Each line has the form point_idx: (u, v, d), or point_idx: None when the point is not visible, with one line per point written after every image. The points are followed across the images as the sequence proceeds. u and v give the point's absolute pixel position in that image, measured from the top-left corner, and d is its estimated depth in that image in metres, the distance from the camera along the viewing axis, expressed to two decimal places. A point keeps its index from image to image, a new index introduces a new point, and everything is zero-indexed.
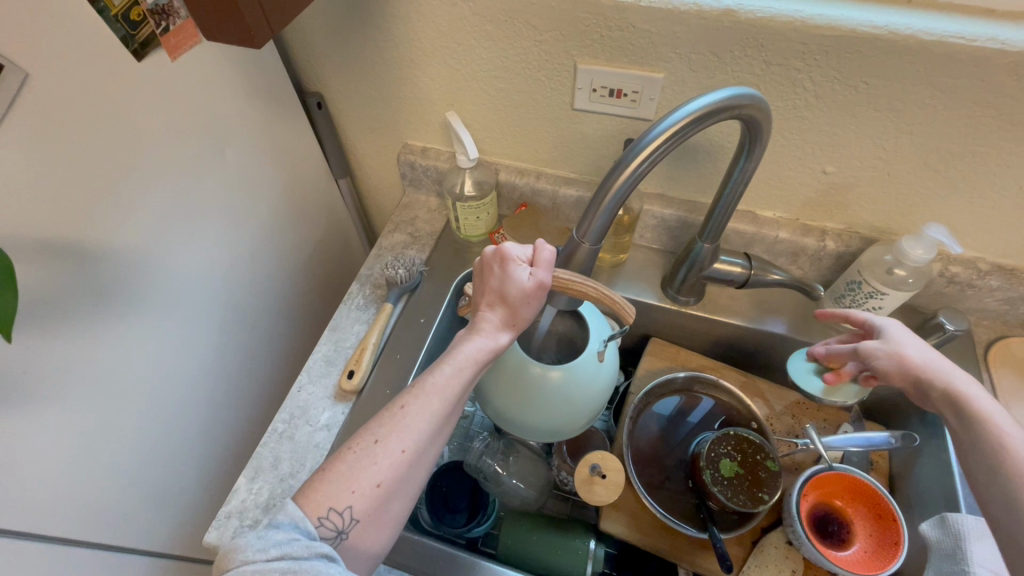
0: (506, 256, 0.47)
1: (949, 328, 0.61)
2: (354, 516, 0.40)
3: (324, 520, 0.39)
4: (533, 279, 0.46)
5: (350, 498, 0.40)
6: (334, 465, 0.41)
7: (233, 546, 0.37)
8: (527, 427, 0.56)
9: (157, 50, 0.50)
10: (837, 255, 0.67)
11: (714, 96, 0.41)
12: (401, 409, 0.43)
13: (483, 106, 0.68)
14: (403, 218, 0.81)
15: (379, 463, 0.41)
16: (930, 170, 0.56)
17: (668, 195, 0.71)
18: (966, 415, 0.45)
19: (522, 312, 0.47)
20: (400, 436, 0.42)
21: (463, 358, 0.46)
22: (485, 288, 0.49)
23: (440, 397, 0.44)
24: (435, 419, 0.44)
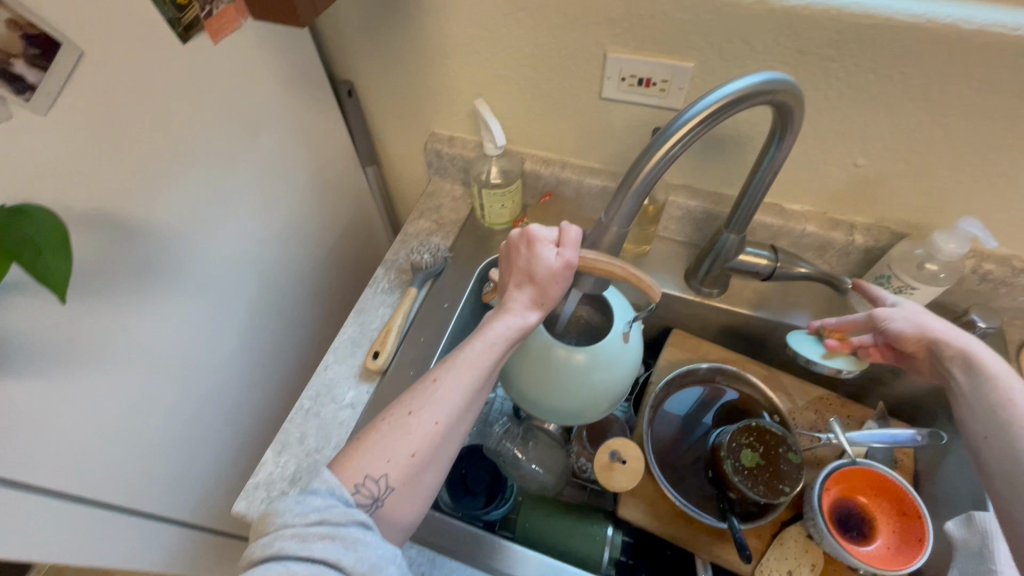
0: (531, 237, 0.48)
1: (980, 325, 0.60)
2: (390, 484, 0.41)
3: (361, 487, 0.41)
4: (560, 258, 0.47)
5: (385, 467, 0.42)
6: (369, 436, 0.43)
7: (272, 510, 0.38)
8: (550, 409, 0.57)
9: (200, 33, 0.52)
10: (866, 250, 0.66)
11: (749, 80, 0.41)
12: (434, 382, 0.45)
13: (511, 95, 0.68)
14: (428, 206, 0.82)
15: (413, 434, 0.43)
16: (965, 164, 0.55)
17: (694, 187, 0.71)
18: (981, 374, 0.48)
19: (550, 292, 0.48)
20: (433, 409, 0.44)
21: (493, 336, 0.47)
22: (513, 269, 0.50)
23: (471, 373, 0.46)
24: (466, 394, 0.45)
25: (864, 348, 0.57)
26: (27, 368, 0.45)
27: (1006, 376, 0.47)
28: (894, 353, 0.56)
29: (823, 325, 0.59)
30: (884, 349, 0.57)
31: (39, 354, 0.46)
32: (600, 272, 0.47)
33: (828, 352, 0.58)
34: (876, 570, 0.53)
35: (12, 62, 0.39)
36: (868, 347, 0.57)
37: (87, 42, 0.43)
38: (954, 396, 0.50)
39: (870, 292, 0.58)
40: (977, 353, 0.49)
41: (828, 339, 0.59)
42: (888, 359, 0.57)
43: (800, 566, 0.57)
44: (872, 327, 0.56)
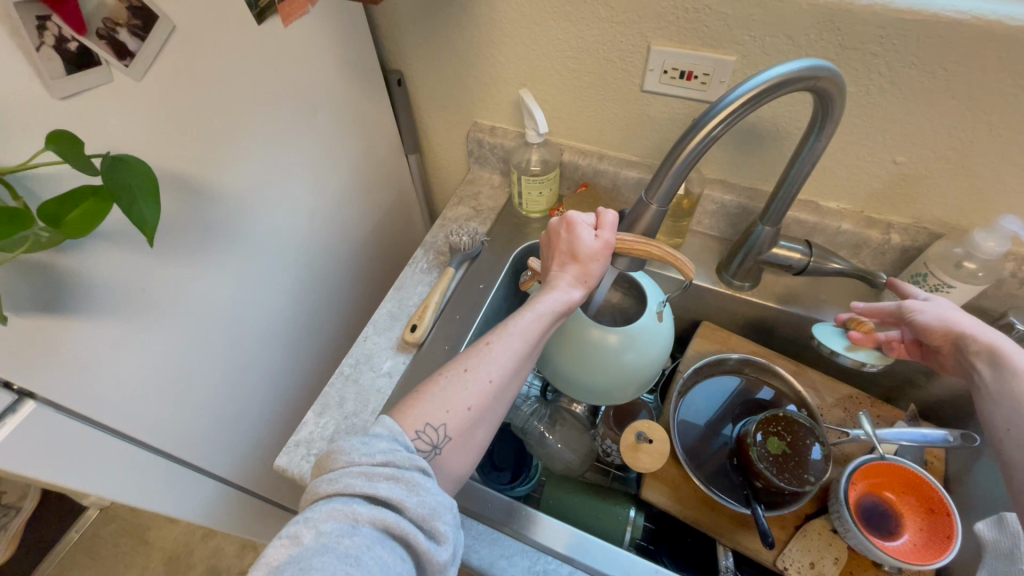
0: (572, 218, 0.51)
1: (1019, 327, 0.60)
2: (447, 434, 0.44)
3: (421, 434, 0.44)
4: (598, 240, 0.49)
5: (444, 418, 0.44)
6: (429, 389, 0.46)
7: (337, 449, 0.41)
8: (583, 388, 0.59)
9: (274, 15, 0.56)
10: (902, 250, 0.66)
11: (790, 66, 0.43)
12: (487, 345, 0.47)
13: (555, 86, 0.71)
14: (467, 193, 0.85)
15: (469, 389, 0.46)
16: (1009, 163, 0.55)
17: (729, 181, 0.72)
18: (1009, 370, 0.48)
19: (591, 270, 0.50)
20: (488, 368, 0.46)
21: (543, 307, 0.49)
22: (554, 251, 0.52)
23: (524, 337, 0.48)
24: (517, 357, 0.47)
25: (889, 343, 0.58)
26: (109, 310, 0.49)
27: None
28: (922, 350, 0.56)
29: (850, 317, 0.60)
30: (910, 345, 0.57)
31: (118, 299, 0.50)
32: (639, 253, 0.49)
33: (851, 343, 0.59)
34: (903, 564, 0.53)
35: (118, 30, 0.43)
36: (893, 342, 0.58)
37: (179, 15, 0.47)
38: (978, 391, 0.50)
39: (901, 288, 0.58)
40: (1005, 349, 0.49)
41: (851, 331, 0.60)
42: (914, 356, 0.57)
43: (822, 558, 0.57)
44: (899, 319, 0.56)
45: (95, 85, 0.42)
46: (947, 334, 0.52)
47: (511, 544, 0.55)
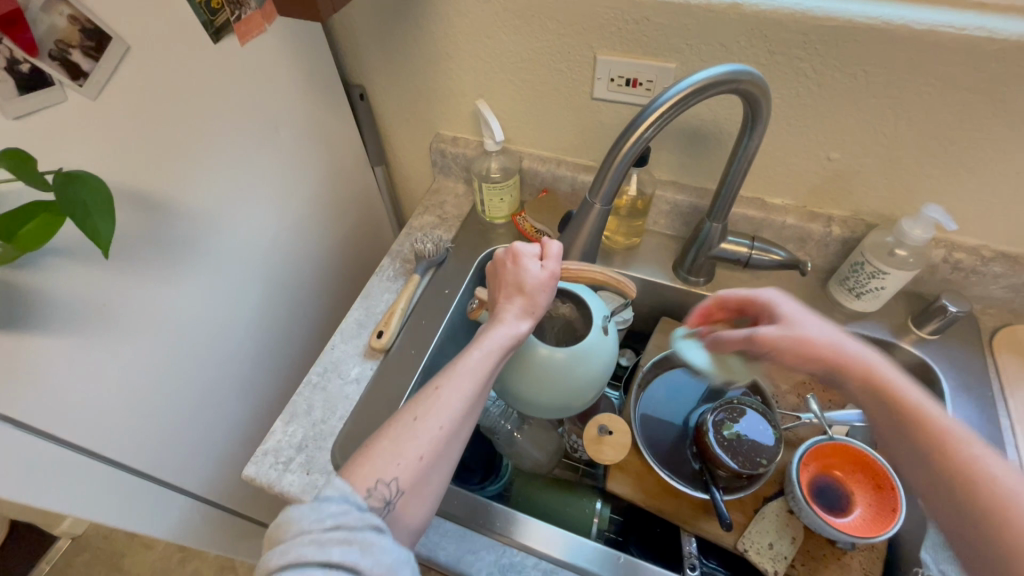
0: (518, 248, 0.55)
1: (950, 310, 0.63)
2: (400, 487, 0.44)
3: (373, 489, 0.43)
4: (544, 270, 0.54)
5: (396, 471, 0.45)
6: (377, 443, 0.46)
7: (286, 518, 0.39)
8: (539, 407, 0.61)
9: (230, 35, 0.58)
10: (843, 241, 0.69)
11: (713, 71, 0.46)
12: (436, 389, 0.49)
13: (511, 96, 0.74)
14: (432, 202, 0.87)
15: (420, 438, 0.47)
16: (931, 156, 0.59)
17: (681, 182, 0.75)
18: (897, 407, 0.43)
19: (538, 301, 0.54)
20: (438, 414, 0.48)
21: (492, 344, 0.51)
22: (501, 283, 0.55)
23: (473, 379, 0.50)
24: (466, 399, 0.49)
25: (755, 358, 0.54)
26: (68, 326, 0.50)
27: (930, 403, 0.42)
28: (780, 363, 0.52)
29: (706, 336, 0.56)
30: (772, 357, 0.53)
31: (78, 315, 0.50)
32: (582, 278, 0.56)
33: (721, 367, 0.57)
34: (852, 538, 0.56)
35: (71, 51, 0.44)
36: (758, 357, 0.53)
37: (133, 37, 0.48)
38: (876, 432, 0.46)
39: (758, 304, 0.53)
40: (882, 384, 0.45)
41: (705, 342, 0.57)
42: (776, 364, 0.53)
43: (780, 538, 0.59)
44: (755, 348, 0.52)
45: (48, 106, 0.44)
46: (842, 362, 0.47)
47: (477, 539, 0.56)
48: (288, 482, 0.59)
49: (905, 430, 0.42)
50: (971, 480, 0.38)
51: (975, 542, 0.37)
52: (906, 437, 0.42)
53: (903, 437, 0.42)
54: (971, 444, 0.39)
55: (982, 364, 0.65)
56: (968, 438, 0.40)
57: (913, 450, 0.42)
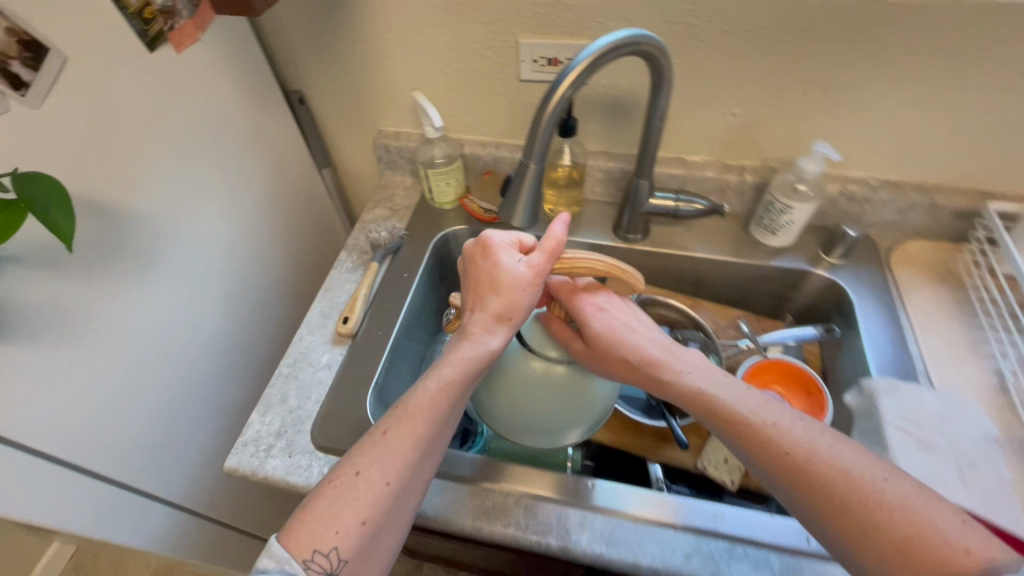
0: (493, 242, 0.56)
1: (849, 235, 0.73)
2: (342, 557, 0.44)
3: (311, 562, 0.43)
4: (524, 265, 0.54)
5: (335, 539, 0.44)
6: (318, 505, 0.45)
7: None
8: (532, 426, 0.60)
9: (165, 44, 0.60)
10: (756, 187, 0.78)
11: (616, 36, 0.52)
12: (382, 437, 0.48)
13: (445, 86, 0.79)
14: (382, 196, 0.90)
15: (363, 497, 0.45)
16: (815, 101, 0.68)
17: (610, 151, 0.82)
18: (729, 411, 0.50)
19: (518, 296, 0.54)
20: (383, 469, 0.47)
21: (448, 377, 0.51)
22: (479, 282, 0.55)
23: (421, 422, 0.49)
24: (414, 447, 0.49)
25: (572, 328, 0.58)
26: (32, 333, 0.50)
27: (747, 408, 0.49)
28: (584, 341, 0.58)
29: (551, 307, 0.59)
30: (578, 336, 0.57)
31: (40, 322, 0.51)
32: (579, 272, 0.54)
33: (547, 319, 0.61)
34: None
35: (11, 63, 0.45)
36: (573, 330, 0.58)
37: (70, 48, 0.50)
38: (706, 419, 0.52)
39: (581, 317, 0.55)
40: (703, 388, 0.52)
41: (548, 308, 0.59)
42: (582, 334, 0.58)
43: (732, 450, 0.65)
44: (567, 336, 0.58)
45: None
46: (713, 398, 0.51)
47: (456, 487, 0.58)
48: (271, 467, 0.61)
49: (784, 461, 0.46)
50: (854, 491, 0.43)
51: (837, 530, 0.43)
52: (783, 466, 0.46)
53: (779, 468, 0.46)
54: (836, 448, 0.46)
55: (883, 279, 0.74)
56: (832, 446, 0.46)
57: (794, 479, 0.45)
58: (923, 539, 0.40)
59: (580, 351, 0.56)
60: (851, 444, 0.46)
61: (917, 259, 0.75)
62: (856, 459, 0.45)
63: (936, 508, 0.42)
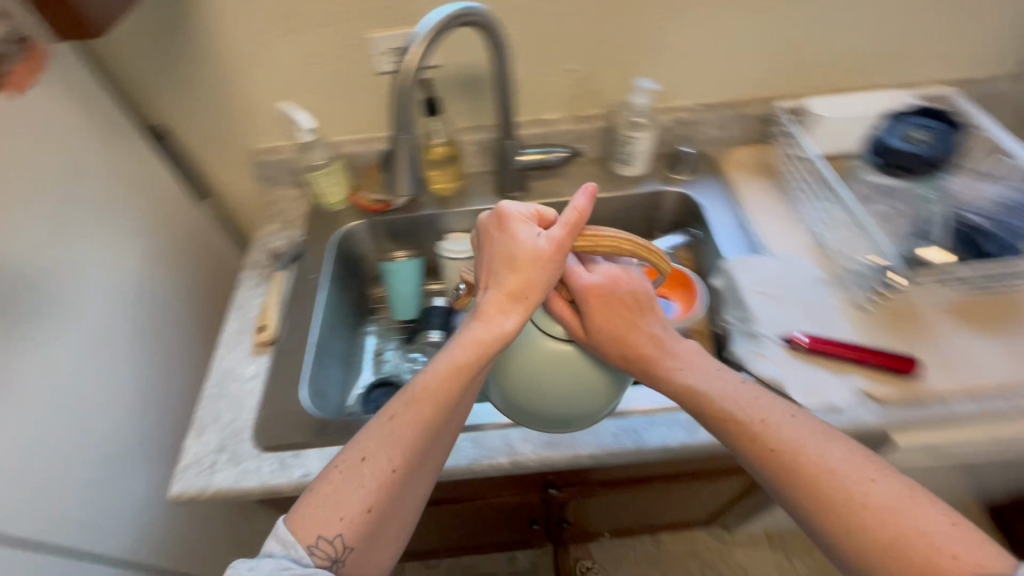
0: (508, 215, 0.55)
1: (685, 153, 0.87)
2: (347, 544, 0.46)
3: (317, 547, 0.45)
4: (543, 239, 0.53)
5: (339, 527, 0.46)
6: (324, 491, 0.48)
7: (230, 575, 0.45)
8: (538, 415, 0.58)
9: (4, 87, 0.58)
10: (606, 130, 0.90)
11: (448, 10, 0.61)
12: (388, 421, 0.50)
13: (308, 92, 0.82)
14: (273, 212, 0.91)
15: (369, 484, 0.48)
16: (631, 47, 0.81)
17: (477, 124, 0.90)
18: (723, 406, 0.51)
19: (534, 271, 0.52)
20: (388, 458, 0.49)
21: (456, 359, 0.51)
22: (496, 257, 0.54)
23: (428, 407, 0.50)
24: (417, 432, 0.50)
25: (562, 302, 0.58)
26: None
27: (739, 407, 0.50)
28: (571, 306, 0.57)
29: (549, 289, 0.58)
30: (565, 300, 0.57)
31: None
32: (604, 248, 0.55)
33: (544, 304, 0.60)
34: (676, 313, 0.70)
35: None
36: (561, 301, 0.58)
37: None
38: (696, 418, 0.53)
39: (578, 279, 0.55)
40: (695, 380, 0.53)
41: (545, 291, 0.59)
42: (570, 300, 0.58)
43: None
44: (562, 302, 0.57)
45: None
46: (703, 397, 0.52)
47: None
48: (220, 479, 0.61)
49: (771, 459, 0.47)
50: (842, 492, 0.43)
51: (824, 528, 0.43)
52: (770, 463, 0.47)
53: (771, 471, 0.47)
54: (825, 448, 0.46)
55: (722, 183, 0.89)
56: (824, 447, 0.46)
57: (784, 474, 0.46)
58: (912, 541, 0.40)
59: (581, 334, 0.55)
60: (844, 445, 0.46)
61: (742, 162, 0.91)
62: (847, 462, 0.45)
63: (929, 512, 0.41)
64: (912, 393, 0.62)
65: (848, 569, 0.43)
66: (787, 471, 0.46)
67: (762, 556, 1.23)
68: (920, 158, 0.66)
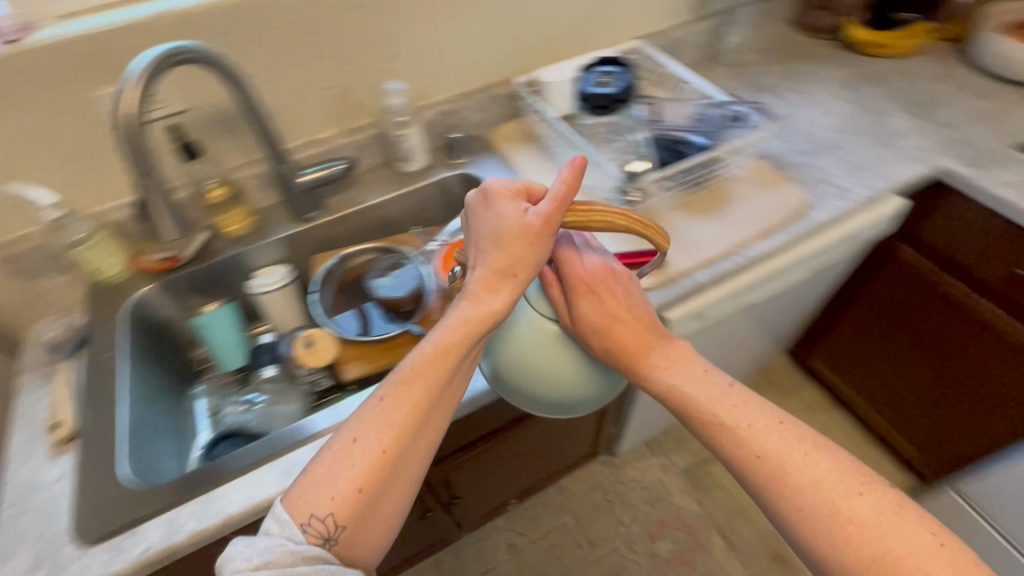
0: (494, 191, 0.58)
1: (455, 140, 0.98)
2: (340, 522, 0.48)
3: (309, 525, 0.47)
4: (532, 215, 0.56)
5: (330, 506, 0.48)
6: (318, 473, 0.50)
7: (226, 557, 0.45)
8: (527, 391, 0.66)
9: None
10: (380, 135, 0.96)
11: (154, 53, 0.64)
12: (379, 401, 0.52)
13: (39, 167, 0.76)
14: (42, 305, 0.82)
15: (357, 459, 0.49)
16: (372, 56, 0.88)
17: (251, 158, 0.90)
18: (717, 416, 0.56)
19: (521, 247, 0.56)
20: (378, 436, 0.50)
21: (444, 332, 0.55)
22: (486, 234, 0.58)
23: (421, 384, 0.53)
24: (406, 409, 0.52)
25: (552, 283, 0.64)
26: None
27: (737, 415, 0.55)
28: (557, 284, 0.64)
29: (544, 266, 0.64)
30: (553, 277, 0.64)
31: None
32: (593, 226, 0.57)
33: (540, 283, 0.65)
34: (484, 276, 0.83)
35: None
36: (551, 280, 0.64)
37: None
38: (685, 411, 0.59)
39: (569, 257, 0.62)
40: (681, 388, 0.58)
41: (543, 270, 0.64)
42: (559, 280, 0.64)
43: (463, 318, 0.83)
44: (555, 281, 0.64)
45: None
46: (690, 398, 0.58)
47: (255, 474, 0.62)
48: None
49: (754, 465, 0.52)
50: (826, 507, 0.48)
51: (800, 526, 0.49)
52: (752, 467, 0.52)
53: (758, 475, 0.52)
54: (809, 459, 0.51)
55: (496, 156, 1.01)
56: (809, 461, 0.50)
57: (770, 485, 0.51)
58: (899, 560, 0.44)
59: (570, 322, 0.63)
60: (831, 455, 0.51)
61: (509, 135, 1.03)
62: (834, 472, 0.49)
63: (914, 529, 0.46)
64: (665, 276, 0.78)
65: (817, 567, 0.49)
66: (773, 474, 0.51)
67: (646, 466, 1.39)
68: (611, 99, 0.90)
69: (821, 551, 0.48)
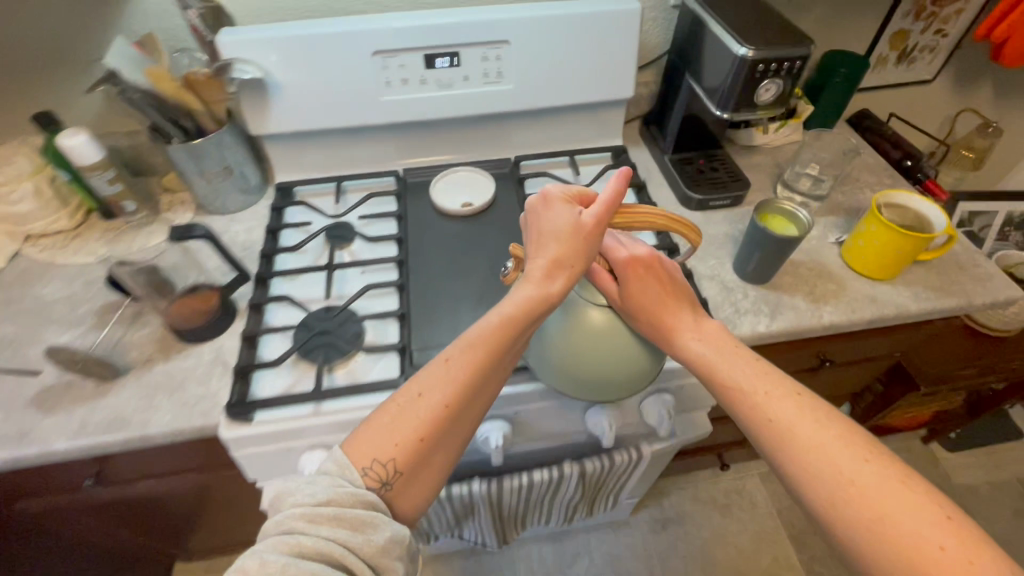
0: (551, 193, 0.57)
1: None
2: (397, 468, 0.48)
3: (369, 470, 0.48)
4: (588, 216, 0.54)
5: (392, 450, 0.48)
6: (378, 422, 0.50)
7: (287, 488, 0.47)
8: (575, 385, 0.62)
9: None
10: None
11: None
12: (446, 361, 0.52)
13: None
14: None
15: (415, 410, 0.50)
16: None
17: None
18: (755, 367, 0.53)
19: (577, 246, 0.55)
20: (440, 387, 0.51)
21: (498, 321, 0.54)
22: (539, 232, 0.57)
23: (481, 350, 0.52)
24: (466, 373, 0.51)
25: (604, 276, 0.60)
26: None
27: (771, 379, 0.52)
28: (609, 277, 0.60)
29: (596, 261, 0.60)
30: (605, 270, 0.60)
31: None
32: (637, 223, 0.54)
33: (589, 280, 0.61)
34: None
35: None
36: (603, 274, 0.60)
37: None
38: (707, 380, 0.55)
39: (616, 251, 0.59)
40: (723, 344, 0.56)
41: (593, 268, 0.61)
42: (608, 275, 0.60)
43: None
44: (600, 271, 0.60)
45: None
46: (699, 361, 0.55)
47: None
48: None
49: (766, 428, 0.49)
50: (830, 469, 0.45)
51: (803, 483, 0.46)
52: (766, 432, 0.49)
53: (768, 442, 0.49)
54: (821, 426, 0.47)
55: None
56: (816, 427, 0.47)
57: (783, 449, 0.48)
58: (891, 525, 0.41)
59: (620, 298, 0.59)
60: (845, 424, 0.47)
61: None
62: (841, 440, 0.46)
63: (917, 496, 0.42)
64: None
65: (837, 547, 0.44)
66: (782, 432, 0.48)
67: None
68: None
69: (808, 497, 0.46)
